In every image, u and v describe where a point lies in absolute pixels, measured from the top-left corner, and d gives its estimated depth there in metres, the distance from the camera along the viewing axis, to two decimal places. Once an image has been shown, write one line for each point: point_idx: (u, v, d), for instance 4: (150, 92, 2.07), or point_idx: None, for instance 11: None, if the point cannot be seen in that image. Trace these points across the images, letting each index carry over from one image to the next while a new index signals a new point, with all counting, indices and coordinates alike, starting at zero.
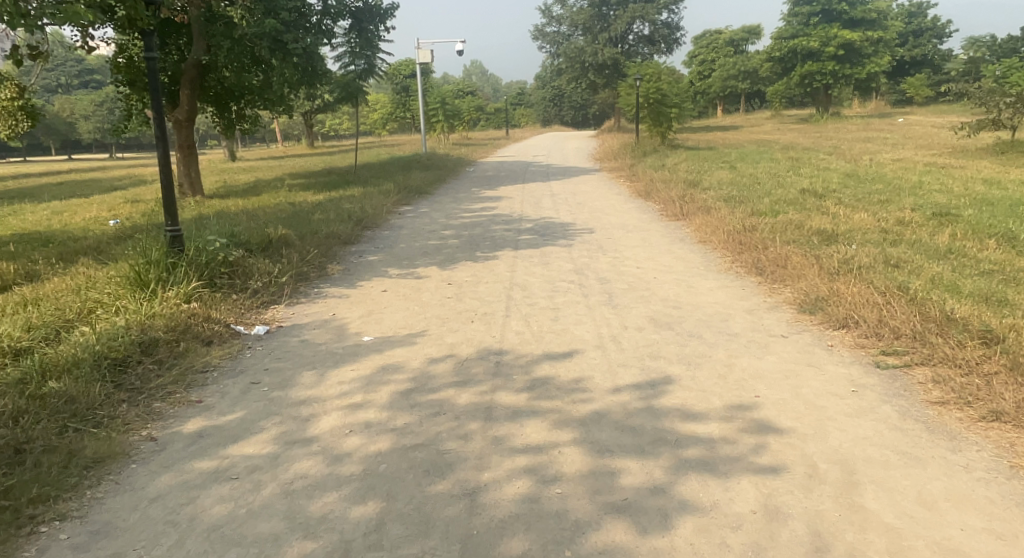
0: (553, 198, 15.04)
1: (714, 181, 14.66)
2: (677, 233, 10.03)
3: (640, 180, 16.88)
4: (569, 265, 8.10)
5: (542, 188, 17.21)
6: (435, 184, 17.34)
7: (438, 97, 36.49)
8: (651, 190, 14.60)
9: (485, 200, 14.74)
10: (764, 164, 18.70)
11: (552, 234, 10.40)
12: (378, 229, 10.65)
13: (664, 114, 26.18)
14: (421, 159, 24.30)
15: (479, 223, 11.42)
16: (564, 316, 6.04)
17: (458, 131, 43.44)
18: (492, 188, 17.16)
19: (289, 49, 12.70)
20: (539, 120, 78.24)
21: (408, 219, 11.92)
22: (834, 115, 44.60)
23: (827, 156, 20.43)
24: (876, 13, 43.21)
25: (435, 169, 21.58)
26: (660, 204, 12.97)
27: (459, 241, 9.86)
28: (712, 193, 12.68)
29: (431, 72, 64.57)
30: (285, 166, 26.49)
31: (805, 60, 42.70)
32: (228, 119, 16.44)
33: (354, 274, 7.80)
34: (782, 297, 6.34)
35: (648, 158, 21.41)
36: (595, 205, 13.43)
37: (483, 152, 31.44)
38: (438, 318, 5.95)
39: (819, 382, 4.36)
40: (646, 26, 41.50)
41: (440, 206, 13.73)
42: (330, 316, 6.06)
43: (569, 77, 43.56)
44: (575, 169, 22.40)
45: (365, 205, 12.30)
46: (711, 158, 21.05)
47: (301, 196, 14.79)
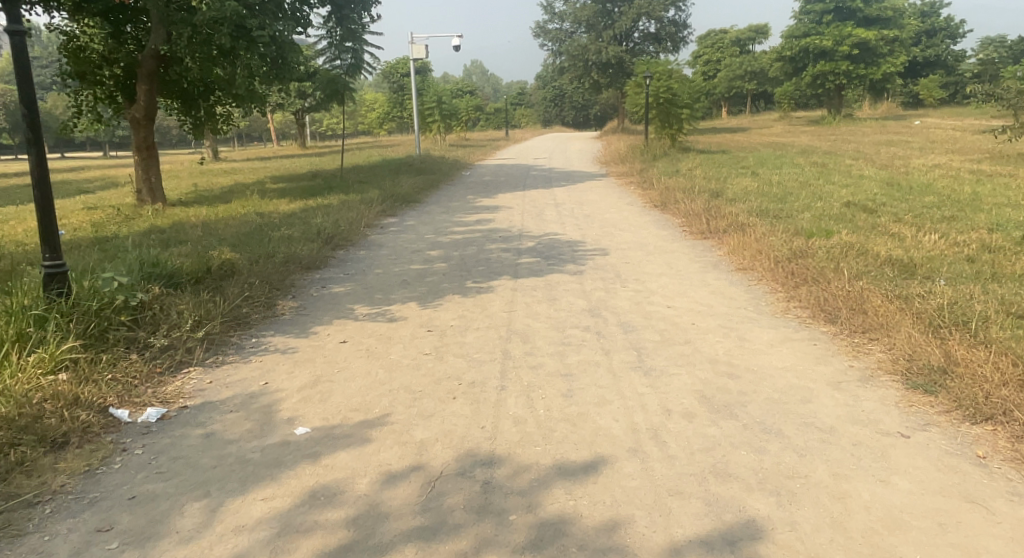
0: (557, 208, 13.45)
1: (738, 191, 13.09)
2: (708, 257, 8.43)
3: (653, 188, 15.29)
4: (582, 303, 6.51)
5: (545, 197, 15.61)
6: (427, 192, 15.77)
7: (434, 96, 34.88)
8: (668, 201, 13.01)
9: (481, 211, 13.15)
10: (787, 170, 17.13)
11: (558, 255, 8.80)
12: (352, 249, 9.04)
13: (674, 115, 24.62)
14: (414, 162, 22.69)
15: (472, 241, 9.82)
16: (580, 389, 4.42)
17: (456, 132, 41.93)
18: (489, 196, 15.57)
19: (255, 38, 10.98)
20: (540, 120, 76.66)
21: (390, 235, 10.33)
22: (846, 117, 43.13)
23: (853, 162, 18.87)
24: (892, 12, 41.70)
25: (429, 174, 20.00)
26: (680, 218, 11.38)
27: (447, 266, 8.25)
28: (740, 206, 11.09)
29: (429, 71, 63.01)
30: (269, 169, 24.82)
31: (817, 60, 41.15)
32: (196, 118, 14.80)
33: (311, 313, 6.17)
34: (874, 361, 4.75)
35: (659, 162, 19.86)
36: (605, 219, 11.84)
37: (481, 154, 29.86)
38: (407, 393, 4.34)
39: (997, 540, 2.78)
40: (652, 24, 39.86)
41: (429, 218, 12.14)
42: (259, 387, 4.42)
43: (572, 76, 41.95)
44: (580, 174, 20.84)
45: (341, 218, 10.69)
46: (728, 163, 19.51)
47: (274, 205, 13.18)
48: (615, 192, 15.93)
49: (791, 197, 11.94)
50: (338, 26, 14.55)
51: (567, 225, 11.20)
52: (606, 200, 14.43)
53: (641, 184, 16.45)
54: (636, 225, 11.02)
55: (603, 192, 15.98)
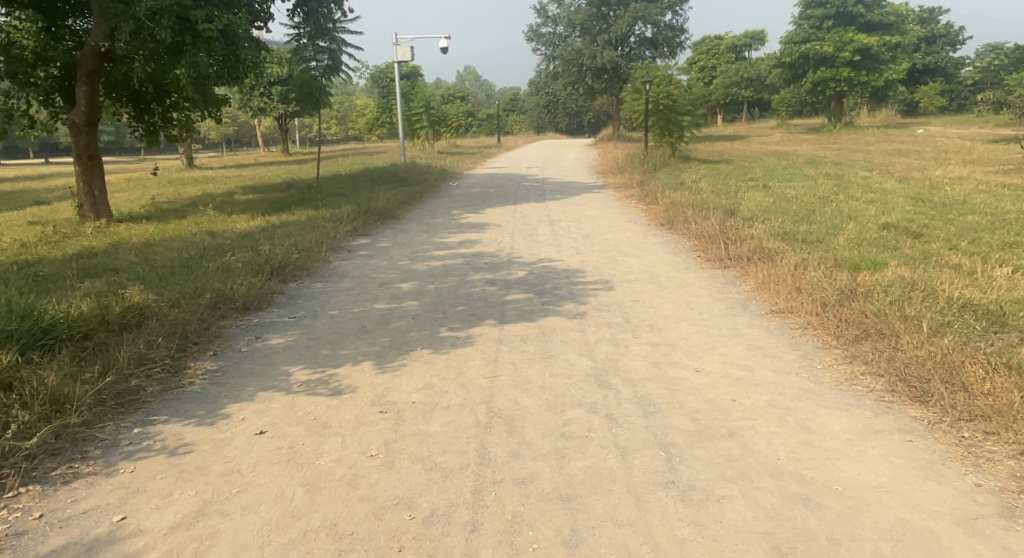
0: (552, 226, 12.03)
1: (752, 208, 11.72)
2: (734, 294, 7.01)
3: (656, 203, 13.89)
4: (585, 364, 5.06)
5: (538, 212, 14.18)
6: (408, 206, 14.33)
7: (422, 101, 33.43)
8: (676, 219, 11.62)
9: (466, 229, 11.72)
10: (801, 184, 15.81)
11: (554, 289, 7.39)
12: (307, 282, 7.57)
13: (674, 123, 23.30)
14: (398, 172, 21.25)
15: (453, 270, 8.37)
16: (590, 530, 2.99)
17: (446, 138, 40.59)
18: (476, 211, 14.13)
19: (200, 32, 9.43)
20: (532, 127, 75.40)
21: (358, 260, 8.85)
22: (847, 125, 42.12)
23: (869, 175, 17.60)
24: (894, 18, 40.73)
25: (413, 185, 18.57)
26: (691, 240, 10.01)
27: (419, 304, 6.82)
28: (761, 227, 9.73)
29: (419, 77, 61.65)
30: (244, 177, 23.33)
31: (818, 66, 40.21)
32: (148, 123, 13.29)
33: (230, 380, 4.71)
34: (1006, 478, 3.34)
35: (660, 173, 18.54)
36: (607, 240, 10.41)
37: (471, 162, 28.48)
38: (332, 539, 2.91)
39: None
40: (649, 28, 38.60)
41: (407, 239, 10.69)
42: (109, 529, 2.98)
43: (565, 82, 40.68)
44: (574, 186, 19.45)
45: (302, 241, 9.20)
46: (734, 174, 18.21)
47: (233, 222, 11.68)
48: (614, 207, 14.55)
49: (816, 216, 10.62)
50: (307, 21, 13.03)
51: (564, 248, 9.77)
52: (606, 217, 13.07)
53: (642, 198, 15.11)
54: (643, 249, 9.61)
55: (602, 207, 14.57)
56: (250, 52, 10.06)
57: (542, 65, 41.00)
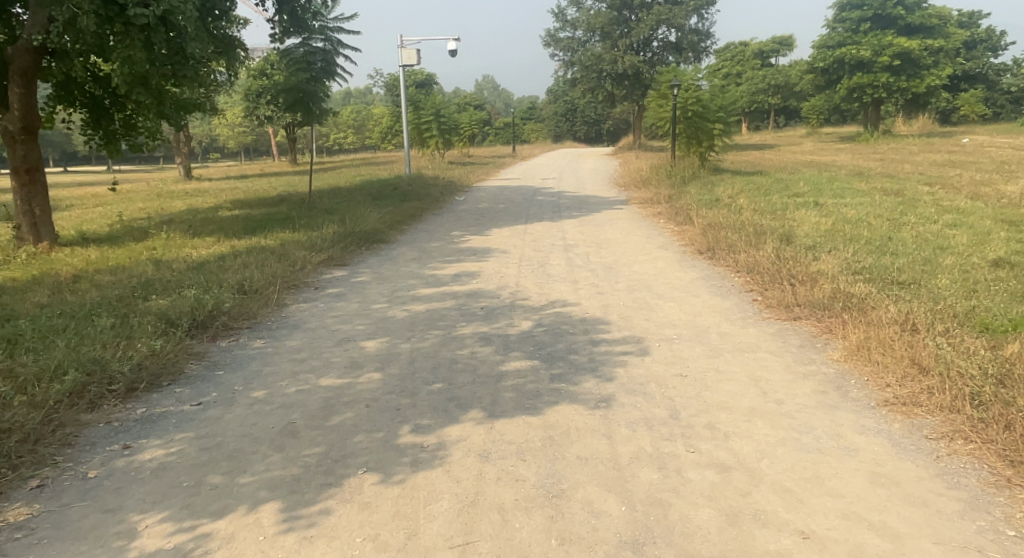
0: (569, 253, 10.14)
1: (810, 234, 9.81)
2: (819, 366, 5.07)
3: (690, 224, 11.97)
4: (617, 514, 3.15)
5: (553, 233, 12.33)
6: (402, 228, 12.53)
7: (433, 108, 31.73)
8: (718, 246, 9.70)
9: (465, 258, 9.87)
10: (855, 201, 13.84)
11: (568, 353, 5.51)
12: (243, 339, 5.72)
13: (703, 131, 21.37)
14: (401, 184, 19.50)
15: (440, 320, 6.51)
16: None
17: (459, 147, 38.97)
18: (481, 233, 12.30)
19: (134, 20, 7.65)
20: (550, 135, 73.65)
21: (322, 303, 7.03)
22: (884, 133, 40.03)
23: (930, 190, 15.60)
24: (936, 20, 38.54)
25: (414, 200, 16.79)
26: (741, 277, 8.12)
27: (382, 377, 4.96)
28: (831, 260, 7.81)
29: (434, 85, 60.22)
30: (237, 190, 21.71)
31: (854, 72, 38.25)
32: (107, 132, 11.60)
33: (29, 552, 2.88)
34: None
35: (690, 187, 16.70)
36: (635, 275, 8.51)
37: (484, 173, 26.71)
38: None
39: None
40: (673, 31, 36.67)
41: (392, 271, 8.85)
42: None
43: (584, 88, 38.91)
44: (593, 201, 17.58)
45: (255, 276, 7.38)
46: (775, 189, 16.30)
47: (193, 247, 9.93)
48: (640, 228, 12.66)
49: (894, 245, 8.68)
50: (283, 12, 11.34)
51: (583, 287, 7.89)
52: (631, 241, 11.19)
53: (673, 218, 13.20)
54: (681, 289, 7.68)
55: (627, 228, 12.67)
56: (200, 44, 8.33)
57: (560, 71, 39.19)
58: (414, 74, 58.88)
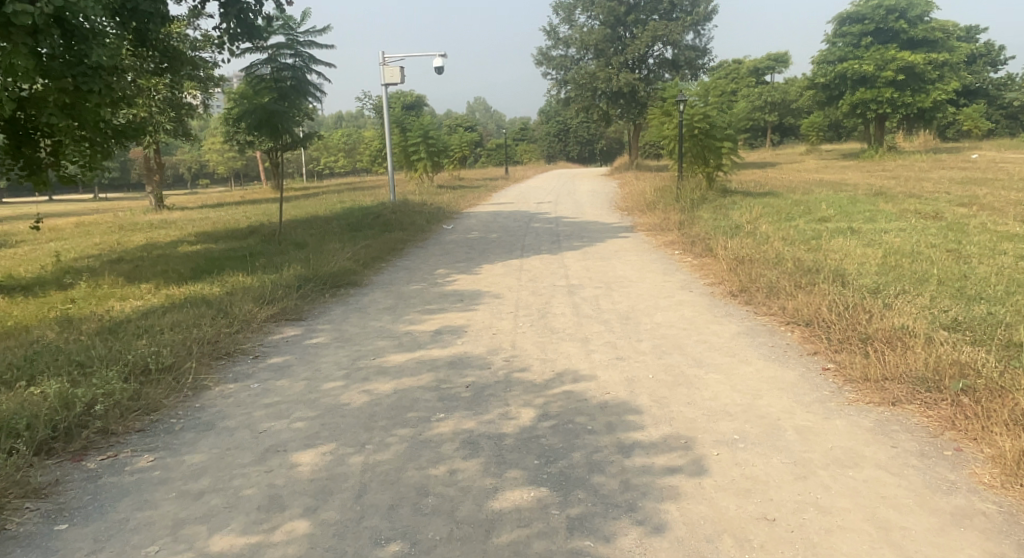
0: (575, 298, 8.49)
1: (866, 273, 8.24)
2: (967, 498, 3.44)
3: (713, 260, 10.35)
4: None
5: (554, 269, 10.68)
6: (381, 267, 10.87)
7: (420, 129, 30.22)
8: (756, 289, 8.09)
9: (451, 305, 8.21)
10: (893, 228, 12.31)
11: (592, 471, 3.82)
12: (124, 454, 4.00)
13: (710, 150, 19.88)
14: (385, 212, 17.88)
15: (411, 408, 4.83)
16: None
17: (449, 170, 37.50)
18: (471, 271, 10.65)
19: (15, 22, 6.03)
20: (543, 156, 72.50)
21: (259, 381, 5.35)
22: (889, 150, 38.81)
23: (969, 213, 14.09)
24: (940, 33, 37.33)
25: (398, 230, 15.15)
26: (796, 332, 6.52)
27: (314, 528, 3.26)
28: (912, 312, 6.22)
29: (424, 107, 58.99)
30: (207, 221, 20.03)
31: (856, 87, 37.14)
32: (33, 164, 9.94)
33: None
34: None
35: (702, 212, 15.16)
36: (662, 329, 6.87)
37: (475, 197, 25.15)
38: None
39: None
40: (670, 48, 35.35)
41: (361, 326, 7.19)
42: None
43: (579, 107, 37.56)
44: (596, 228, 16.01)
45: (173, 345, 5.69)
46: (798, 214, 14.77)
47: (122, 297, 8.25)
48: (654, 261, 11.03)
49: (977, 287, 7.13)
50: (230, 17, 9.77)
51: (598, 348, 6.24)
52: (647, 279, 9.58)
53: (690, 249, 11.60)
54: (723, 352, 6.03)
55: (638, 262, 11.03)
56: (106, 50, 6.77)
57: (553, 90, 37.84)
58: (403, 96, 57.64)
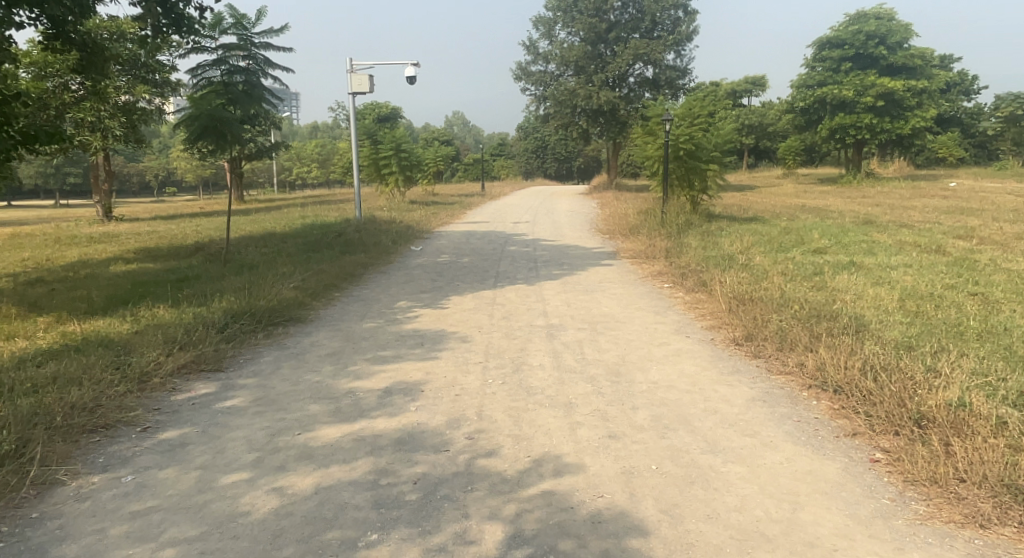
0: (556, 343, 7.26)
1: (889, 320, 7.16)
2: None
3: (709, 298, 9.21)
4: None
5: (530, 302, 9.45)
6: (333, 298, 9.53)
7: (392, 142, 28.90)
8: (765, 338, 6.94)
9: (408, 351, 6.91)
10: (898, 262, 11.32)
11: None
12: None
13: (696, 172, 18.90)
14: (348, 230, 16.53)
15: (332, 522, 3.54)
16: None
17: (422, 185, 36.22)
18: (436, 304, 9.37)
19: None
20: (520, 172, 71.57)
21: (135, 471, 4.03)
22: (868, 176, 38.44)
23: (973, 248, 13.18)
24: (920, 60, 36.80)
25: (360, 252, 13.82)
26: (825, 399, 5.39)
27: None
28: (966, 380, 5.13)
29: (399, 119, 57.82)
30: (155, 235, 18.48)
31: (836, 112, 36.75)
32: None
33: None
34: None
35: (690, 240, 14.08)
36: (660, 391, 5.66)
37: (448, 214, 23.89)
38: None
39: None
40: (650, 66, 34.57)
41: (294, 380, 5.87)
42: None
43: (557, 124, 36.61)
44: (576, 253, 14.84)
45: (26, 419, 4.33)
46: (793, 244, 13.75)
47: (8, 336, 6.87)
48: (643, 296, 9.85)
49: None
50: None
51: (585, 420, 5.00)
52: (636, 319, 8.40)
53: (681, 283, 10.46)
54: (740, 429, 4.83)
55: (625, 296, 9.85)
56: None
57: (531, 106, 36.89)
58: (378, 108, 56.34)
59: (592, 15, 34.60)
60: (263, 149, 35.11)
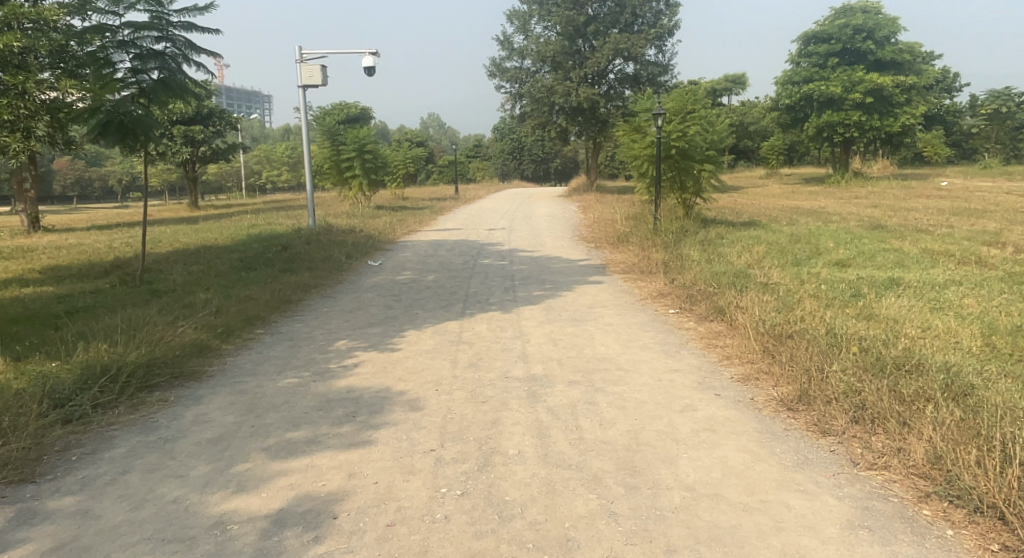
0: (540, 410, 5.26)
1: (991, 374, 5.31)
2: None
3: (734, 334, 7.28)
4: None
5: (505, 340, 7.44)
6: (253, 337, 7.46)
7: (355, 143, 26.68)
8: (830, 404, 5.03)
9: (333, 429, 4.88)
10: (942, 278, 9.51)
11: None
12: None
13: (688, 173, 17.04)
14: (296, 242, 14.40)
15: None
16: None
17: (392, 189, 34.09)
18: (386, 344, 7.32)
19: None
20: (496, 173, 69.59)
21: None
22: (856, 175, 37.04)
23: (1014, 258, 11.46)
24: (908, 55, 35.41)
25: (304, 270, 11.71)
26: (966, 527, 3.50)
27: None
28: None
29: (370, 120, 55.65)
30: (77, 250, 16.20)
31: (823, 109, 35.27)
32: None
33: None
34: None
35: (690, 252, 12.20)
36: (703, 508, 3.70)
37: (417, 220, 21.83)
38: None
39: None
40: (631, 62, 32.78)
41: (139, 496, 3.84)
42: None
43: (534, 123, 34.68)
44: (558, 267, 12.86)
45: None
46: (808, 255, 11.93)
47: None
48: (647, 329, 7.89)
49: None
50: None
51: None
52: (642, 365, 6.44)
53: (691, 311, 8.53)
54: None
55: (625, 329, 7.88)
56: None
57: (507, 104, 34.92)
58: (347, 109, 54.07)
59: (570, 8, 32.72)
60: (220, 151, 32.78)
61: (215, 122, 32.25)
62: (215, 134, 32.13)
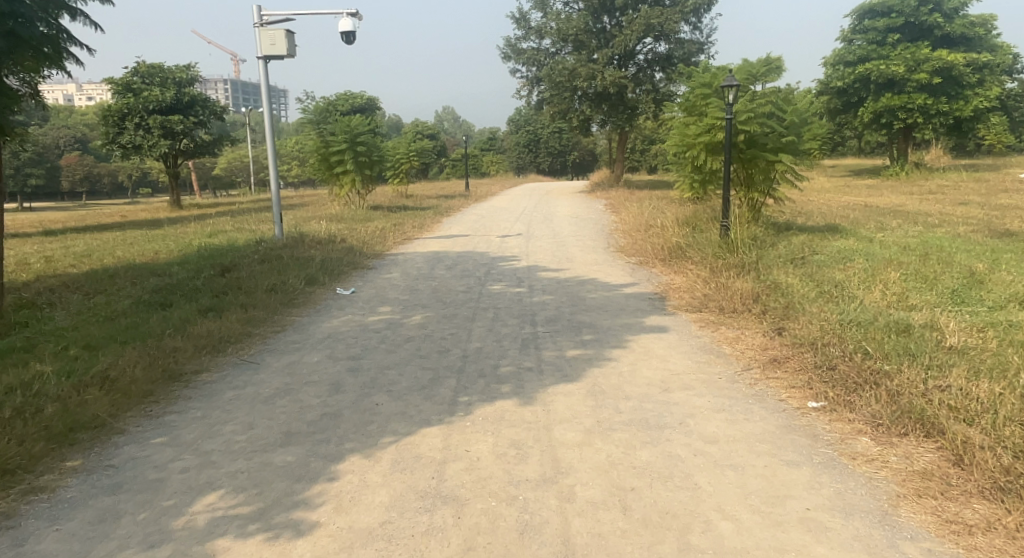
0: None
1: None
2: None
3: (988, 493, 3.72)
4: None
5: (525, 496, 3.82)
6: (44, 486, 3.92)
7: (345, 132, 22.71)
8: None
9: None
10: None
11: None
12: None
13: (757, 166, 13.20)
14: (245, 261, 10.84)
15: None
16: None
17: (395, 185, 30.48)
18: (292, 505, 3.74)
19: None
20: (512, 167, 65.78)
21: None
22: (917, 166, 32.95)
23: None
24: (980, 30, 31.31)
25: (235, 309, 8.14)
26: None
27: None
28: None
29: (377, 111, 52.07)
30: None
31: (881, 92, 31.25)
32: None
33: None
34: None
35: (790, 282, 8.49)
36: None
37: (416, 224, 18.20)
38: None
39: None
40: (662, 41, 28.83)
41: None
42: None
43: (554, 111, 30.89)
44: (597, 299, 9.17)
45: None
46: (969, 286, 8.17)
47: None
48: (792, 461, 4.22)
49: None
50: None
51: None
52: None
53: (854, 407, 4.91)
54: None
55: (752, 461, 4.22)
56: None
57: (523, 90, 31.15)
58: (352, 98, 50.65)
59: None
60: (203, 144, 29.34)
61: (197, 112, 28.78)
62: (197, 125, 28.65)
